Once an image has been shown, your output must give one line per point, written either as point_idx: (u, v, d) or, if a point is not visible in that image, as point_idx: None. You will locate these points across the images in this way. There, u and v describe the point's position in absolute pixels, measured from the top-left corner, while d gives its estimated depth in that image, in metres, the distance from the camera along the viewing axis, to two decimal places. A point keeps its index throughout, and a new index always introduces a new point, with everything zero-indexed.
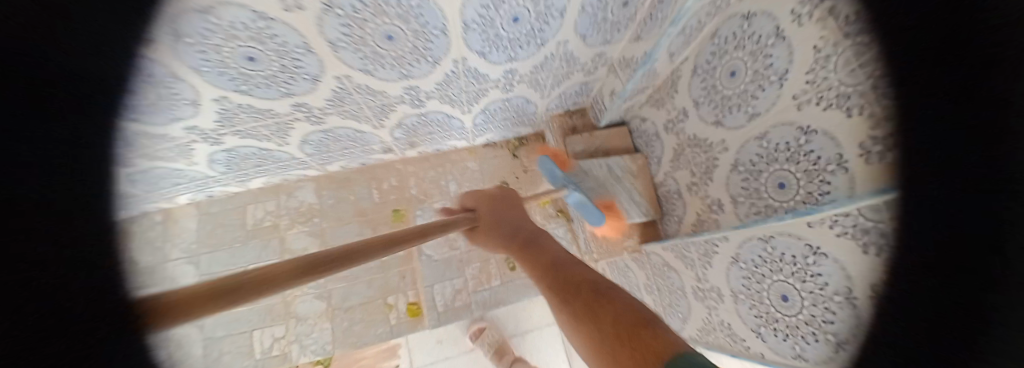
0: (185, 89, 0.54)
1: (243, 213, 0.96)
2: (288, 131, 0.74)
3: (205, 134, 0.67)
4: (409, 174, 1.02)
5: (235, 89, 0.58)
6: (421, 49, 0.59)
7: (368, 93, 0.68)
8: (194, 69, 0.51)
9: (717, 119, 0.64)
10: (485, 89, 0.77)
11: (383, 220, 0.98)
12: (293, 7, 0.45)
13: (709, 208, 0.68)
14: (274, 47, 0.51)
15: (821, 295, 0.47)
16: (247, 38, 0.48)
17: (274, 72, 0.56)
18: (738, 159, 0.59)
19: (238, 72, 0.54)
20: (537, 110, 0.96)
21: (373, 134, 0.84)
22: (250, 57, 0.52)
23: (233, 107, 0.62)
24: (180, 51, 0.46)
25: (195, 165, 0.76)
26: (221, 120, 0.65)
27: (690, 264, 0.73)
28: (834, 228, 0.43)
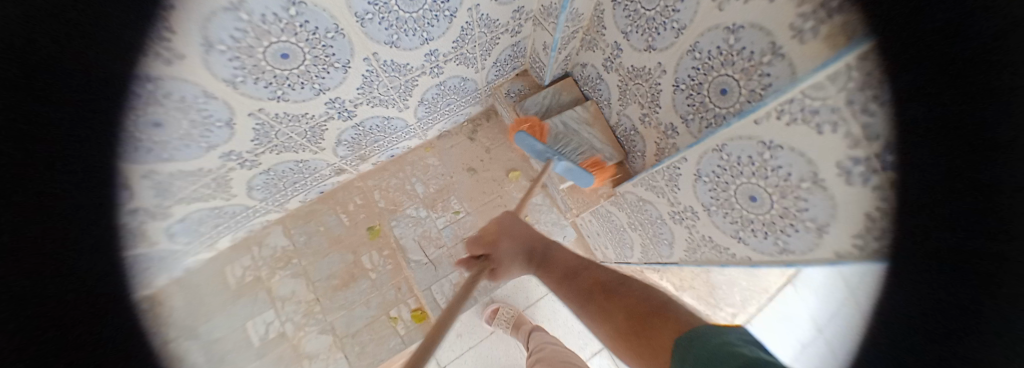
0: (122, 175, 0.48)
1: (222, 277, 0.89)
2: (230, 182, 0.69)
3: (152, 212, 0.60)
4: (371, 189, 0.99)
5: (159, 159, 0.52)
6: (323, 57, 0.54)
7: (292, 119, 0.62)
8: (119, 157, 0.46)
9: (647, 44, 0.64)
10: (414, 80, 0.72)
11: (360, 242, 0.95)
12: (175, 58, 0.41)
13: (666, 134, 0.69)
14: (174, 104, 0.46)
15: (788, 186, 0.43)
16: (143, 105, 0.43)
17: (186, 130, 0.51)
18: (679, 77, 0.59)
19: (153, 141, 0.49)
20: (479, 86, 0.92)
21: (317, 160, 0.79)
22: (157, 122, 0.47)
23: (165, 177, 0.56)
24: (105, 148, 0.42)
25: (160, 243, 0.67)
26: (160, 193, 0.58)
27: (660, 192, 0.73)
28: (783, 117, 0.39)
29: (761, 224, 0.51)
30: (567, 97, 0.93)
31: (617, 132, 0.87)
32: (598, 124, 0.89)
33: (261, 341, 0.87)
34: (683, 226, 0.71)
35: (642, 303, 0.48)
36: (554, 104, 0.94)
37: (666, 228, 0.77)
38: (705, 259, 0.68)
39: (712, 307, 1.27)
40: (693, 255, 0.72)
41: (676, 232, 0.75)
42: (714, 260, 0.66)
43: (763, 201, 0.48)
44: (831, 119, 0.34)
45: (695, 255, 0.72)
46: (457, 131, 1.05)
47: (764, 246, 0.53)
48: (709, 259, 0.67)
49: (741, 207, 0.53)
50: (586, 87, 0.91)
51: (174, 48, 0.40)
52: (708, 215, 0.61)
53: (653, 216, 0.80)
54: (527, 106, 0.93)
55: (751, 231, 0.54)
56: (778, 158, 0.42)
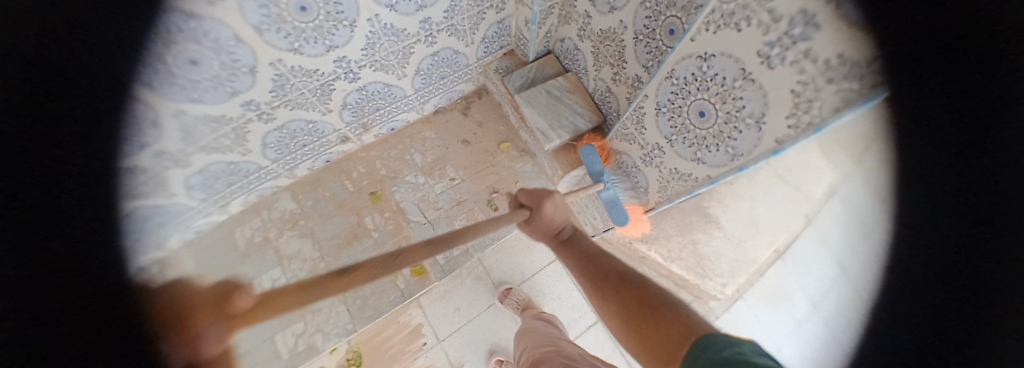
0: (146, 111, 0.57)
1: (231, 239, 0.95)
2: (247, 136, 0.78)
3: (174, 157, 0.69)
4: (373, 158, 1.08)
5: (189, 99, 0.62)
6: (334, 14, 0.65)
7: (304, 74, 0.72)
8: (149, 85, 0.54)
9: (610, 6, 0.74)
10: (410, 47, 0.83)
11: (362, 205, 1.03)
12: (217, 0, 0.51)
13: (633, 85, 0.78)
14: (209, 44, 0.56)
15: (726, 90, 0.50)
16: (186, 41, 0.53)
17: (216, 72, 0.61)
18: (637, 28, 0.68)
19: (186, 80, 0.58)
20: (470, 62, 1.03)
21: (325, 122, 0.89)
22: (193, 60, 0.56)
23: (192, 120, 0.65)
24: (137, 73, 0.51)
25: (176, 195, 0.77)
26: (186, 138, 0.68)
27: (631, 138, 0.79)
28: (709, 28, 0.47)
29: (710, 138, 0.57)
30: (550, 71, 1.04)
31: (594, 96, 0.96)
32: (577, 90, 0.98)
33: None
34: (653, 166, 0.77)
35: (632, 292, 0.51)
36: (538, 76, 1.04)
37: (641, 174, 0.83)
38: (675, 193, 0.74)
39: (700, 275, 1.12)
40: (664, 192, 0.77)
41: (648, 175, 0.81)
42: (682, 191, 0.71)
43: (709, 114, 0.55)
44: (745, 16, 0.41)
45: (665, 192, 0.77)
46: (451, 108, 1.15)
47: (716, 159, 0.58)
48: (677, 192, 0.72)
49: (693, 127, 0.60)
50: (566, 60, 1.01)
51: None
52: (670, 146, 0.68)
53: (629, 166, 0.86)
54: (512, 79, 1.03)
55: (705, 149, 0.59)
56: (715, 66, 0.50)
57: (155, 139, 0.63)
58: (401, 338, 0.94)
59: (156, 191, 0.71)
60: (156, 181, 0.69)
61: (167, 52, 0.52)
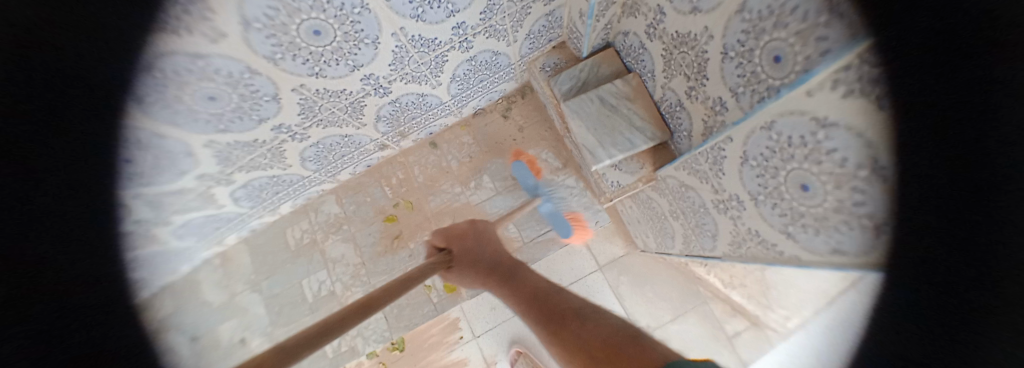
0: (174, 144, 0.61)
1: (284, 238, 1.04)
2: (284, 153, 0.79)
3: (216, 178, 0.76)
4: (411, 164, 1.05)
5: (215, 130, 0.63)
6: (352, 33, 0.56)
7: (331, 95, 0.67)
8: (170, 122, 0.56)
9: (693, 5, 0.56)
10: (443, 55, 0.73)
11: (401, 212, 1.03)
12: (219, 37, 0.47)
13: (716, 111, 0.61)
14: (223, 79, 0.53)
15: (843, 174, 0.36)
16: (198, 79, 0.51)
17: (237, 103, 0.60)
18: (727, 44, 0.52)
19: (208, 113, 0.59)
20: (512, 61, 0.89)
21: (360, 134, 0.86)
22: (211, 96, 0.55)
23: (225, 148, 0.69)
24: (155, 114, 0.52)
25: (224, 206, 0.87)
26: (222, 162, 0.73)
27: (704, 178, 0.65)
28: (837, 89, 0.33)
29: (811, 218, 0.45)
30: (607, 70, 0.85)
31: (660, 108, 0.78)
32: (640, 98, 0.79)
33: (315, 296, 1.01)
34: (729, 217, 0.64)
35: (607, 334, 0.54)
36: (589, 79, 0.86)
37: (710, 219, 0.70)
38: (753, 255, 0.61)
39: (765, 309, 1.07)
40: (738, 250, 0.66)
41: (722, 225, 0.68)
42: (764, 257, 0.58)
43: (815, 191, 0.42)
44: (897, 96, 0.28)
45: (741, 250, 0.65)
46: (490, 109, 1.05)
47: (814, 245, 0.46)
48: (753, 256, 0.61)
49: (789, 197, 0.47)
50: (629, 58, 0.81)
51: (219, 27, 0.46)
52: (755, 206, 0.55)
53: (697, 205, 0.72)
54: (561, 81, 0.87)
55: (800, 227, 0.48)
56: (832, 139, 0.36)
57: (189, 167, 0.69)
58: (439, 330, 0.96)
59: (205, 203, 0.81)
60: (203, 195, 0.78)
61: (180, 92, 0.51)
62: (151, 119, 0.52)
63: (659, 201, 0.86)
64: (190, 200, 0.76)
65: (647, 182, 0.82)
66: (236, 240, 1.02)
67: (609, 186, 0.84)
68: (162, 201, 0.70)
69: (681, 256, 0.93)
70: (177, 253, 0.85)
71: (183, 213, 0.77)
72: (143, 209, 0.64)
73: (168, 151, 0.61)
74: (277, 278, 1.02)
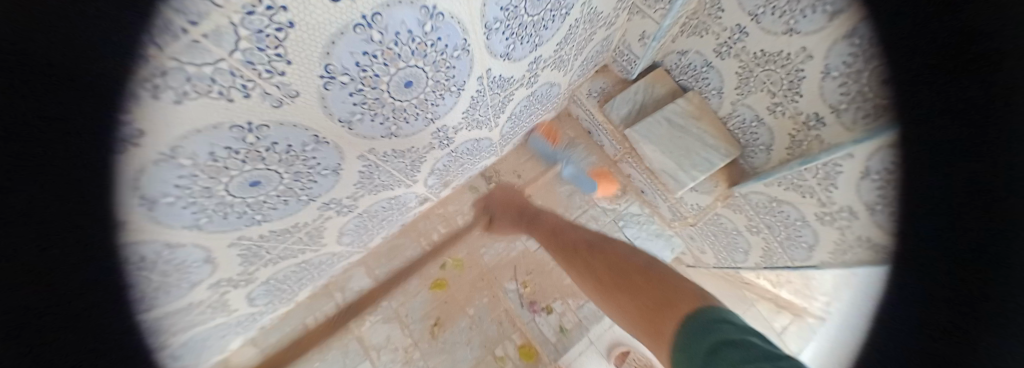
0: (190, 253, 0.43)
1: (307, 330, 0.84)
2: (323, 232, 0.63)
3: (233, 281, 0.57)
4: (454, 214, 0.93)
5: (253, 222, 0.47)
6: (444, 81, 0.46)
7: (397, 155, 0.56)
8: (192, 226, 0.39)
9: (787, 27, 0.55)
10: (511, 94, 0.65)
11: (451, 273, 0.89)
12: (287, 98, 0.32)
13: (807, 126, 0.61)
14: (278, 156, 0.39)
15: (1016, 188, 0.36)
16: (241, 162, 0.35)
17: (284, 187, 0.44)
18: (830, 64, 0.52)
19: (246, 204, 0.42)
20: (562, 90, 0.83)
21: (409, 193, 0.73)
22: (254, 181, 0.40)
23: (252, 243, 0.51)
24: (162, 217, 0.35)
25: (236, 310, 0.66)
26: (245, 260, 0.54)
27: (807, 192, 0.65)
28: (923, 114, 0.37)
29: None
30: (661, 90, 0.84)
31: (727, 124, 0.77)
32: (705, 117, 0.79)
33: None
34: (835, 228, 0.62)
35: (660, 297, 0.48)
36: (643, 103, 0.85)
37: (808, 230, 0.69)
38: (858, 260, 0.58)
39: None
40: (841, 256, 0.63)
41: (821, 233, 0.66)
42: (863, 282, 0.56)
43: None
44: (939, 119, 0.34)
45: (845, 257, 0.62)
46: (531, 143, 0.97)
47: None
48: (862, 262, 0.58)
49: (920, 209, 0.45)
50: (685, 77, 0.81)
51: (290, 86, 0.31)
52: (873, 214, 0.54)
53: (791, 218, 0.71)
54: (616, 108, 0.86)
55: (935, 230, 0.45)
56: None
57: (203, 276, 0.50)
58: None
59: (215, 313, 0.61)
60: (213, 306, 0.58)
61: (215, 181, 0.35)
62: (159, 225, 0.35)
63: (733, 216, 0.84)
64: (195, 317, 0.56)
65: (722, 200, 0.83)
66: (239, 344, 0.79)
67: (690, 208, 0.87)
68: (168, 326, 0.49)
69: (753, 267, 0.91)
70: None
71: (189, 331, 0.55)
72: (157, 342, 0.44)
73: (184, 261, 0.43)
74: None
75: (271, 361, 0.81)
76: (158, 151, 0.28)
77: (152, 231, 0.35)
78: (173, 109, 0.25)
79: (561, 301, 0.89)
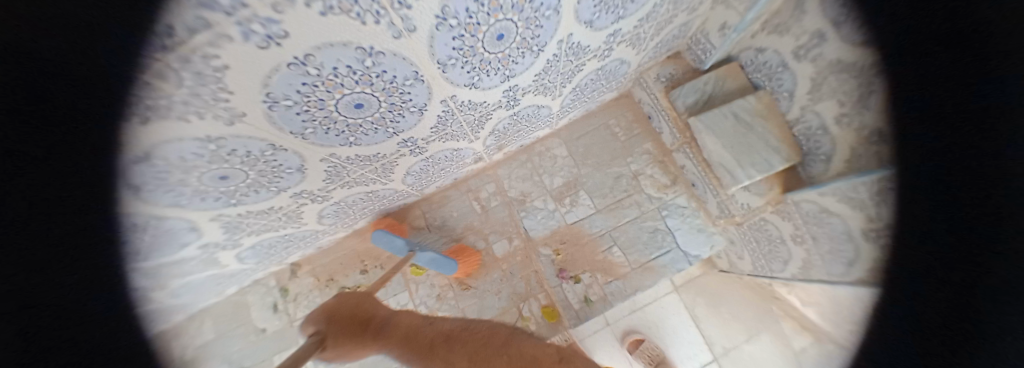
0: (286, 158, 0.53)
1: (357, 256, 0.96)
2: (394, 168, 0.71)
3: (313, 195, 0.67)
4: (502, 177, 0.98)
5: (345, 142, 0.55)
6: (528, 39, 0.50)
7: (470, 108, 0.61)
8: (298, 132, 0.47)
9: None
10: (583, 64, 0.67)
11: (492, 229, 0.96)
12: (405, 31, 0.37)
13: (871, 142, 0.55)
14: (383, 85, 0.45)
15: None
16: (354, 83, 0.42)
17: (382, 113, 0.51)
18: None
19: (346, 123, 0.50)
20: (630, 69, 0.83)
21: (469, 148, 0.80)
22: (358, 104, 0.47)
23: (342, 161, 0.60)
24: (279, 116, 0.42)
25: (307, 223, 0.78)
26: (330, 178, 0.64)
27: (857, 205, 0.58)
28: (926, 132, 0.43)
29: None
30: (731, 85, 0.80)
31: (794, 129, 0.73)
32: (772, 117, 0.74)
33: None
34: (877, 246, 0.55)
35: None
36: (707, 95, 0.82)
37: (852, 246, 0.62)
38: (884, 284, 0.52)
39: None
40: None
41: None
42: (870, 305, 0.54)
43: None
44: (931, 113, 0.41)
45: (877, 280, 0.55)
46: (588, 120, 0.98)
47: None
48: None
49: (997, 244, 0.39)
50: (758, 74, 0.76)
51: (411, 21, 0.36)
52: None
53: (838, 231, 0.65)
54: (682, 96, 0.84)
55: None
56: None
57: (290, 184, 0.60)
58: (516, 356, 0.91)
59: (288, 222, 0.73)
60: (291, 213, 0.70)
61: (330, 96, 0.42)
62: (277, 124, 0.43)
63: (779, 221, 0.80)
64: (279, 217, 0.69)
65: (774, 205, 0.79)
66: (300, 256, 0.93)
67: (738, 207, 0.84)
68: (241, 221, 0.63)
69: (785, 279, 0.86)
70: (209, 286, 0.78)
71: (257, 235, 0.71)
72: (203, 232, 0.59)
73: (277, 165, 0.53)
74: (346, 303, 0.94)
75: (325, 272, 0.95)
76: (294, 55, 0.33)
77: (269, 130, 0.44)
78: (319, 22, 0.30)
79: (589, 275, 0.92)
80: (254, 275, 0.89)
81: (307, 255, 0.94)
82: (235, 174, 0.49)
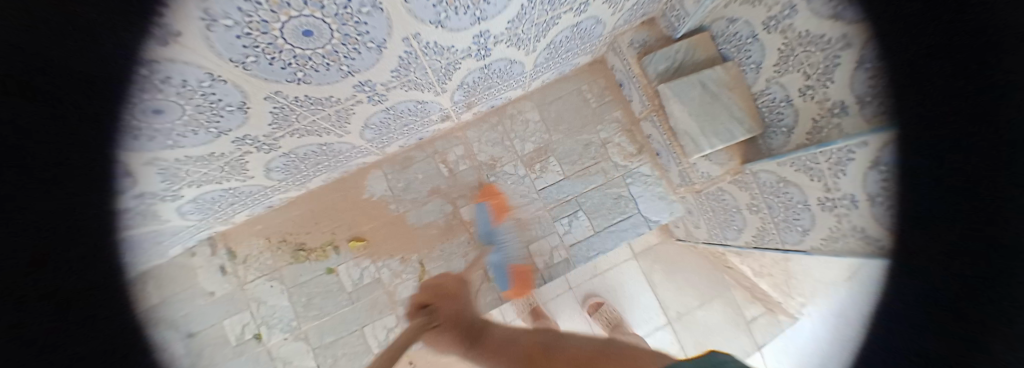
0: (227, 93, 0.46)
1: (313, 217, 0.90)
2: (351, 118, 0.66)
3: (258, 142, 0.60)
4: (471, 140, 0.95)
5: (293, 78, 0.48)
6: None
7: (435, 51, 0.57)
8: (237, 61, 0.41)
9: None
10: (557, 18, 0.65)
11: (460, 193, 0.94)
12: None
13: (833, 113, 0.60)
14: (337, 10, 0.39)
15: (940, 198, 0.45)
16: (305, 5, 0.36)
17: (335, 46, 0.45)
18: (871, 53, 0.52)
19: (294, 54, 0.44)
20: (604, 31, 0.82)
21: (435, 103, 0.76)
22: (307, 30, 0.41)
23: (287, 102, 0.54)
24: (215, 40, 0.35)
25: (254, 176, 0.70)
26: (276, 121, 0.57)
27: (816, 176, 0.64)
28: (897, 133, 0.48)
29: None
30: (702, 56, 0.82)
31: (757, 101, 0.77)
32: (738, 88, 0.78)
33: (356, 285, 0.90)
34: (834, 215, 0.63)
35: None
36: (681, 65, 0.84)
37: (807, 214, 0.69)
38: (849, 250, 0.61)
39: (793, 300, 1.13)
40: (832, 245, 0.65)
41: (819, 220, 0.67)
42: None
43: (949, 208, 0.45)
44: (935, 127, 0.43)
45: (835, 245, 0.64)
46: (561, 86, 0.97)
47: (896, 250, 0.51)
48: (848, 250, 0.60)
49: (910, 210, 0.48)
50: (727, 46, 0.79)
51: None
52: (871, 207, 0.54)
53: (794, 201, 0.71)
54: (653, 63, 0.85)
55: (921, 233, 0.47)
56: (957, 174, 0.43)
57: (231, 126, 0.53)
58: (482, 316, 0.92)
59: (231, 173, 0.65)
60: (234, 163, 0.63)
61: (275, 18, 0.36)
62: (212, 50, 0.37)
63: (737, 192, 0.86)
64: (223, 166, 0.62)
65: (732, 175, 0.84)
66: (248, 216, 0.85)
67: (699, 176, 0.89)
68: (175, 169, 0.55)
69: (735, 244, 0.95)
70: (154, 247, 0.69)
71: (198, 188, 0.64)
72: (139, 180, 0.51)
73: (214, 101, 0.46)
74: (301, 266, 0.89)
75: (277, 234, 0.88)
76: None
77: (204, 56, 0.37)
78: None
79: (554, 237, 0.94)
80: (198, 234, 0.80)
81: (256, 215, 0.87)
82: (169, 108, 0.42)
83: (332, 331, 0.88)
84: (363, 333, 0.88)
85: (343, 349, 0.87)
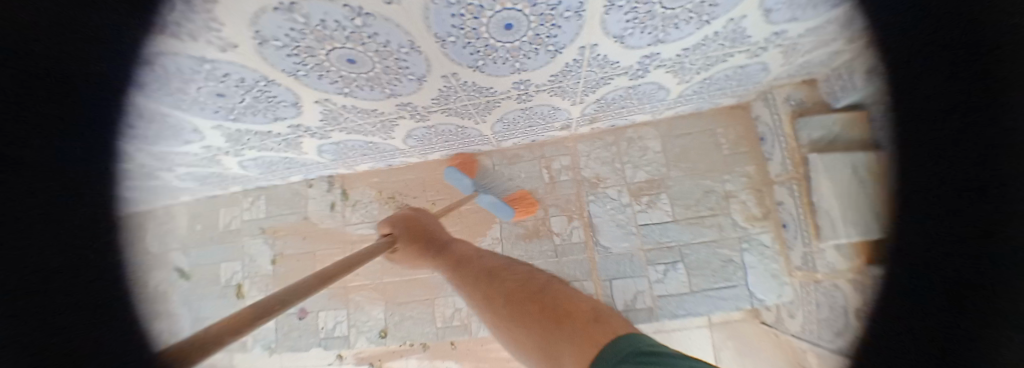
0: (415, 64, 0.51)
1: (422, 184, 0.97)
2: (494, 109, 0.70)
3: (416, 110, 0.67)
4: (581, 154, 0.94)
5: (472, 64, 0.52)
6: (705, 7, 0.45)
7: (599, 64, 0.57)
8: (439, 39, 0.45)
9: None
10: (726, 57, 0.63)
11: (558, 202, 0.93)
12: None
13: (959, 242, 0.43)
14: (541, 11, 0.41)
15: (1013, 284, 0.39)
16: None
17: (522, 43, 0.48)
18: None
19: (487, 44, 0.47)
20: (763, 78, 0.75)
21: (565, 111, 0.76)
22: (508, 24, 0.43)
23: (456, 84, 0.58)
24: (433, 16, 0.39)
25: (393, 138, 0.79)
26: (437, 98, 0.63)
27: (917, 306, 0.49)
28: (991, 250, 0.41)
29: None
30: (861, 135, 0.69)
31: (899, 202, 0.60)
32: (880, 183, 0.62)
33: None
34: None
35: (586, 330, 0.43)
36: (833, 143, 0.74)
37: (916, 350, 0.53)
38: None
39: None
40: None
41: None
42: None
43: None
44: None
45: None
46: (692, 123, 0.91)
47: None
48: None
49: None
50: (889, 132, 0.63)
51: None
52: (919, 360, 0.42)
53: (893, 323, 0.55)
54: (808, 129, 0.77)
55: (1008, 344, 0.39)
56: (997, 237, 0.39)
57: (404, 92, 0.59)
58: None
59: (379, 131, 0.74)
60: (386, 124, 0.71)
61: (490, 6, 0.38)
62: (427, 23, 0.41)
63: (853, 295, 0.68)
64: (374, 123, 0.71)
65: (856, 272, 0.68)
66: (368, 168, 0.96)
67: (826, 266, 0.77)
68: (339, 114, 0.65)
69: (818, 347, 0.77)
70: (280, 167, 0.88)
71: (344, 134, 0.74)
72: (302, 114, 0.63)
73: (402, 68, 0.51)
74: None
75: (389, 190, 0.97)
76: None
77: (418, 27, 0.41)
78: None
79: (642, 277, 0.88)
80: (325, 170, 0.94)
81: (373, 168, 0.97)
82: (364, 63, 0.48)
83: (405, 293, 0.93)
84: (435, 304, 0.92)
85: (411, 314, 0.92)
